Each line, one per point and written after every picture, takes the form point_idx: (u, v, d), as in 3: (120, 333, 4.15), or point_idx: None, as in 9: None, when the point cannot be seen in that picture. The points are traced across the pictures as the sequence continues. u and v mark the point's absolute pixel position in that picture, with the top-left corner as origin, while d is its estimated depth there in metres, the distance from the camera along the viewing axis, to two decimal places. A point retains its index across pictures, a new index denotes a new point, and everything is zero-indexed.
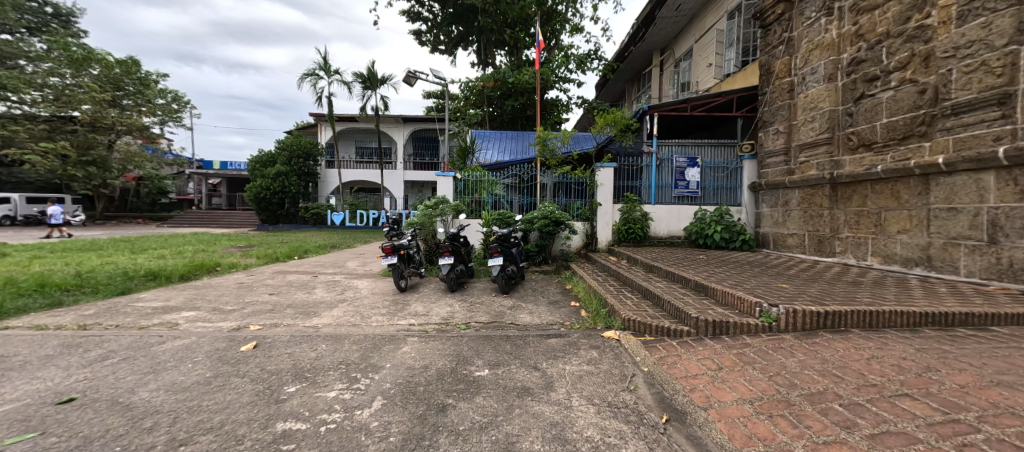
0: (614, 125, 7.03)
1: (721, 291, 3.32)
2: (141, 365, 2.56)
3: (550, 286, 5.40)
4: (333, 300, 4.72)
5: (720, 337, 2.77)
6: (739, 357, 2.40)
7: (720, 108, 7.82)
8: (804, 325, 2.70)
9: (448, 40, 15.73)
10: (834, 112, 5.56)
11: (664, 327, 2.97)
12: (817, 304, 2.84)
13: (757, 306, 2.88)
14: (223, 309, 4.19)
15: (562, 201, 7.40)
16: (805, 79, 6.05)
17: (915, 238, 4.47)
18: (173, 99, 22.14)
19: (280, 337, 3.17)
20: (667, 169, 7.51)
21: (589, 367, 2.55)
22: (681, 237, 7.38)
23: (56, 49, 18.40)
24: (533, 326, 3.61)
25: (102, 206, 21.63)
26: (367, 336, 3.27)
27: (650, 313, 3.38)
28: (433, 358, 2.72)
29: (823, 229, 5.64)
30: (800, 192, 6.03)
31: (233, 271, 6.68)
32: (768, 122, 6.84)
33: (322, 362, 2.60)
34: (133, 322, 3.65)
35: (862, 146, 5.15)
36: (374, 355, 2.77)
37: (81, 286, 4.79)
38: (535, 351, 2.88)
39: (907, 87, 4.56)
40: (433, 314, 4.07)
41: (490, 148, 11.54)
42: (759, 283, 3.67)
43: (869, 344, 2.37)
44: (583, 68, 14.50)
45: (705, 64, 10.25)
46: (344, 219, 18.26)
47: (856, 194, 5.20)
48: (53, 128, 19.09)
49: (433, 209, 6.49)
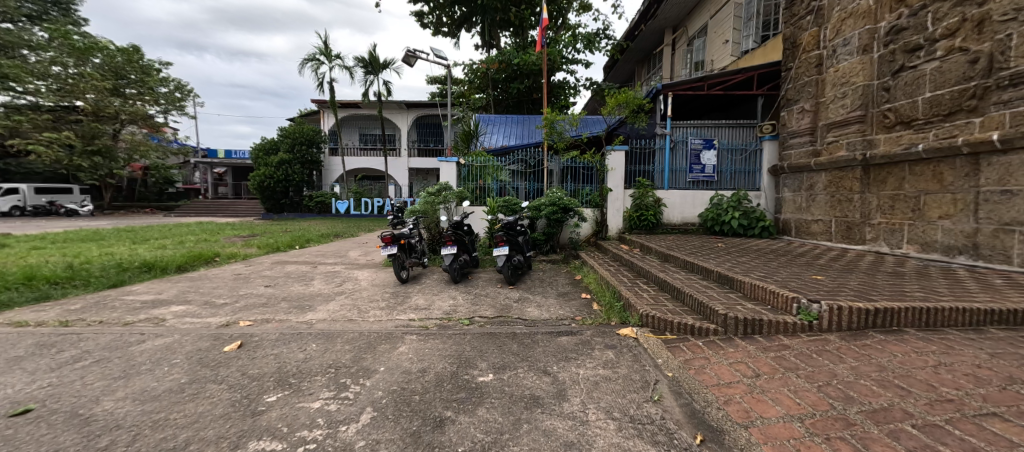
0: (625, 105, 6.61)
1: (751, 284, 2.99)
2: (114, 369, 2.34)
3: (559, 277, 5.11)
4: (330, 292, 4.50)
5: (752, 336, 2.47)
6: (779, 362, 2.11)
7: (740, 86, 7.34)
8: (850, 324, 2.36)
9: (451, 22, 15.13)
10: (868, 87, 5.08)
11: (687, 325, 2.68)
12: (864, 299, 2.51)
13: (793, 302, 2.55)
14: (215, 303, 3.99)
15: (569, 187, 7.06)
16: (836, 52, 5.55)
17: (960, 223, 4.06)
18: (176, 87, 21.94)
19: (269, 336, 2.93)
20: (681, 152, 7.12)
21: (605, 371, 2.27)
22: (695, 224, 7.04)
23: (57, 38, 18.21)
24: (542, 322, 3.35)
25: (109, 196, 21.67)
26: (362, 333, 3.02)
27: (670, 308, 3.09)
28: (432, 360, 2.47)
29: (853, 215, 5.25)
30: (828, 175, 5.63)
31: (232, 261, 6.51)
32: (792, 100, 6.38)
33: (309, 365, 2.35)
34: (118, 318, 3.46)
35: (900, 124, 4.70)
36: (367, 357, 2.51)
37: (72, 279, 4.62)
38: (545, 351, 2.60)
39: (956, 57, 4.08)
40: (435, 307, 3.83)
41: (495, 132, 11.19)
42: (790, 275, 3.33)
43: (931, 348, 2.04)
44: (591, 47, 13.89)
45: (721, 41, 9.68)
46: (349, 208, 18.24)
47: (891, 176, 4.79)
48: (57, 118, 19.10)
49: (435, 197, 6.21)
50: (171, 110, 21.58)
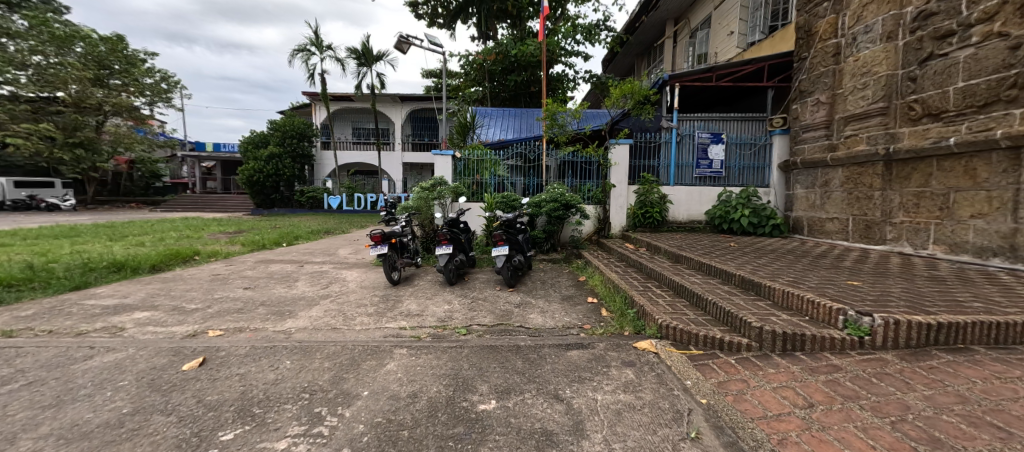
0: (631, 96, 6.25)
1: (782, 292, 2.69)
2: (45, 394, 1.95)
3: (561, 278, 4.79)
4: (315, 296, 4.12)
5: (793, 354, 2.17)
6: (834, 389, 1.80)
7: (749, 78, 7.01)
8: (905, 341, 2.07)
9: (447, 13, 14.65)
10: (891, 77, 4.77)
11: (715, 339, 2.37)
12: (920, 311, 2.21)
13: (839, 315, 2.26)
14: (184, 309, 3.59)
15: (570, 183, 6.71)
16: (856, 40, 5.22)
17: (995, 223, 3.79)
18: (162, 78, 21.21)
19: (238, 350, 2.56)
20: (688, 146, 6.81)
21: (627, 397, 1.94)
22: (702, 221, 6.74)
23: (35, 25, 17.30)
24: (547, 331, 3.02)
25: (92, 190, 20.97)
26: (345, 346, 2.65)
27: (692, 317, 2.78)
28: (424, 382, 2.12)
29: (873, 213, 4.96)
30: (844, 171, 5.34)
31: (212, 260, 6.10)
32: (805, 92, 6.06)
33: (278, 390, 1.99)
34: (71, 326, 3.06)
35: (928, 116, 4.40)
36: (349, 378, 2.16)
37: (30, 281, 4.20)
38: (554, 370, 2.27)
39: (994, 43, 3.77)
40: (428, 313, 3.49)
41: (492, 126, 10.78)
42: (822, 279, 3.03)
43: (1014, 373, 1.74)
44: (591, 39, 13.48)
45: (726, 33, 9.34)
46: (342, 204, 18.03)
47: (917, 172, 4.50)
48: (37, 109, 18.35)
49: (429, 192, 5.81)
50: (157, 102, 20.90)
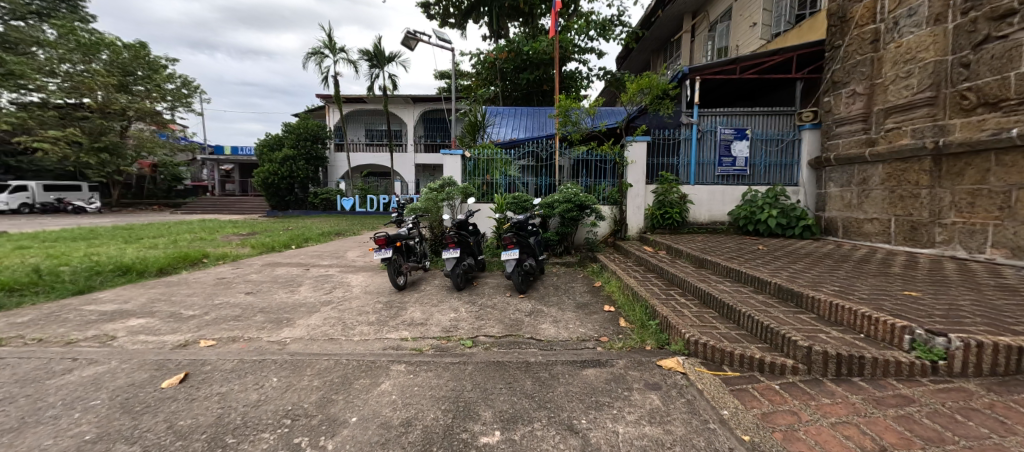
0: (649, 90, 5.89)
1: (829, 304, 2.36)
2: (8, 415, 1.79)
3: (575, 283, 4.51)
4: (316, 302, 3.95)
5: (849, 379, 1.85)
6: (910, 428, 1.47)
7: (775, 70, 6.60)
8: (989, 366, 1.73)
9: (458, 13, 14.51)
10: (940, 64, 4.32)
11: (754, 359, 2.06)
12: (1005, 331, 1.86)
13: (904, 334, 1.93)
14: (181, 315, 3.46)
15: (584, 182, 6.39)
16: (898, 24, 4.77)
17: None
18: (183, 84, 21.74)
19: (224, 364, 2.37)
20: (710, 143, 6.43)
21: (654, 431, 1.66)
22: (724, 222, 6.35)
23: (63, 34, 17.93)
24: (560, 344, 2.75)
25: (118, 193, 21.64)
26: (340, 360, 2.45)
27: (723, 332, 2.46)
28: (420, 406, 1.88)
29: (919, 213, 4.52)
30: (886, 167, 4.90)
31: (220, 263, 6.04)
32: (839, 83, 5.62)
33: (258, 414, 1.78)
34: (62, 334, 2.95)
35: (984, 105, 3.95)
36: (337, 400, 1.94)
37: (34, 285, 4.16)
38: (568, 394, 1.99)
39: None
40: (433, 322, 3.26)
41: (503, 125, 10.56)
42: (872, 289, 2.67)
43: None
44: (605, 35, 13.13)
45: (748, 25, 8.90)
46: (354, 205, 18.16)
47: (972, 167, 4.05)
48: (64, 115, 18.96)
49: (437, 193, 5.59)
50: (178, 107, 21.42)
